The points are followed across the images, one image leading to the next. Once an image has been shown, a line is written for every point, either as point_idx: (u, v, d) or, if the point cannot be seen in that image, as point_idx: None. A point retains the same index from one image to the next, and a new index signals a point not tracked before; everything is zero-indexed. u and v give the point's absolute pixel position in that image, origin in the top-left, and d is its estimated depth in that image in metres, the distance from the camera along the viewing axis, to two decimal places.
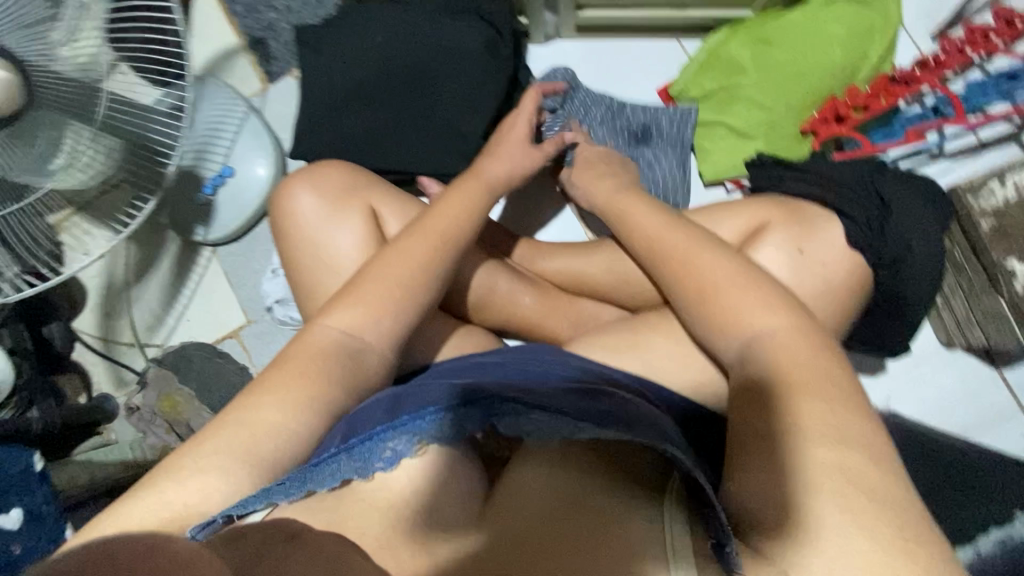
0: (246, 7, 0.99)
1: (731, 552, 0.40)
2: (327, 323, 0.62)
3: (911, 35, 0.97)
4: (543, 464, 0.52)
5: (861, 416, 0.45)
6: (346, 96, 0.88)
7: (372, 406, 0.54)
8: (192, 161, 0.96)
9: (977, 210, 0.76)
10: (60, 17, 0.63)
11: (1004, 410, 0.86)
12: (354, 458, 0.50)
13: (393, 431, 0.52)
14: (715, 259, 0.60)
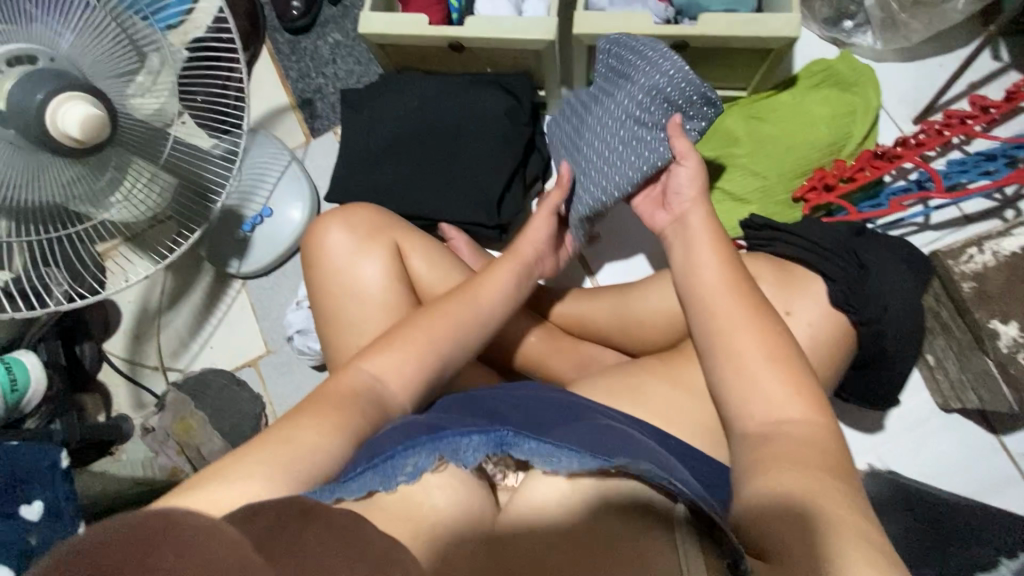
0: (299, 74, 1.14)
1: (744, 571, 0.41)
2: (362, 366, 0.61)
3: (892, 117, 0.96)
4: (564, 506, 0.49)
5: (834, 492, 0.46)
6: (372, 148, 0.94)
7: (389, 435, 0.52)
8: (236, 201, 1.04)
9: (958, 272, 0.73)
10: (141, 72, 0.72)
11: (1004, 478, 0.79)
12: (379, 471, 0.47)
13: (418, 447, 0.48)
14: (744, 335, 0.57)
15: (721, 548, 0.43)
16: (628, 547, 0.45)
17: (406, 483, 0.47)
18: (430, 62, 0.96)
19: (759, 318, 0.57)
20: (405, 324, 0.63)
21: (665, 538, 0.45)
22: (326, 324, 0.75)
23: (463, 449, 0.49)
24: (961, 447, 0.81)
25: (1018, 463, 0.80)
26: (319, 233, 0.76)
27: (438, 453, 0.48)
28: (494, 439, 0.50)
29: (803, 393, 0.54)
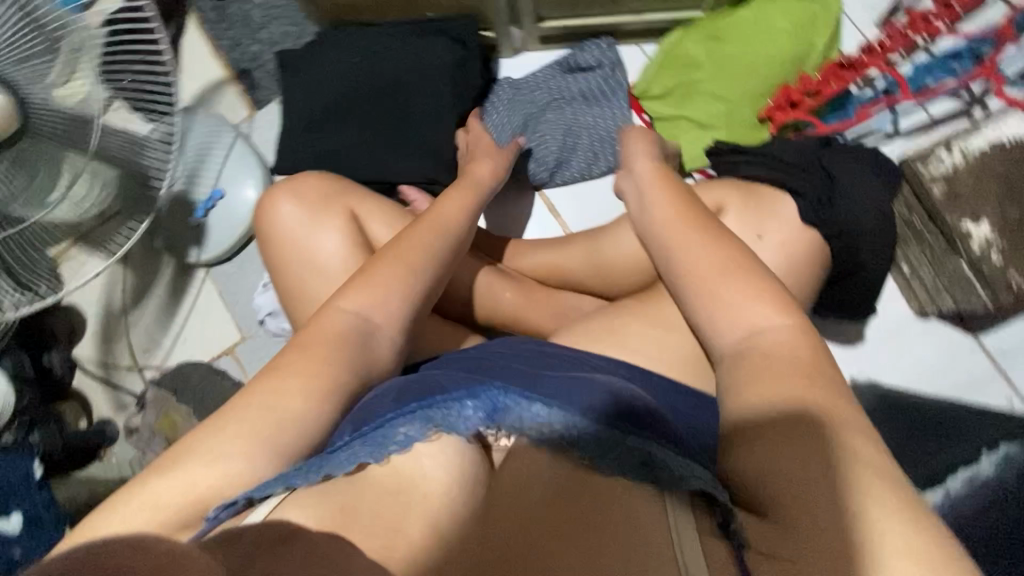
0: (232, 42, 1.05)
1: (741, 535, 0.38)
2: (339, 308, 0.58)
3: (854, 21, 0.91)
4: (552, 467, 0.43)
5: (817, 405, 0.45)
6: (317, 114, 0.89)
7: (377, 404, 0.49)
8: (185, 185, 0.99)
9: (928, 176, 0.72)
10: (56, 56, 0.65)
11: (983, 374, 0.81)
12: (366, 444, 0.44)
13: (407, 416, 0.45)
14: (699, 256, 0.56)
15: (711, 507, 0.40)
16: (616, 501, 0.41)
17: (397, 455, 0.44)
18: (365, 12, 0.90)
19: (721, 244, 0.56)
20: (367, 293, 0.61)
21: (653, 498, 0.41)
22: (293, 303, 0.73)
23: (456, 418, 0.45)
24: (937, 351, 0.82)
25: (996, 359, 0.81)
26: (270, 207, 0.73)
27: (431, 423, 0.44)
28: (489, 406, 0.45)
29: (781, 310, 0.52)
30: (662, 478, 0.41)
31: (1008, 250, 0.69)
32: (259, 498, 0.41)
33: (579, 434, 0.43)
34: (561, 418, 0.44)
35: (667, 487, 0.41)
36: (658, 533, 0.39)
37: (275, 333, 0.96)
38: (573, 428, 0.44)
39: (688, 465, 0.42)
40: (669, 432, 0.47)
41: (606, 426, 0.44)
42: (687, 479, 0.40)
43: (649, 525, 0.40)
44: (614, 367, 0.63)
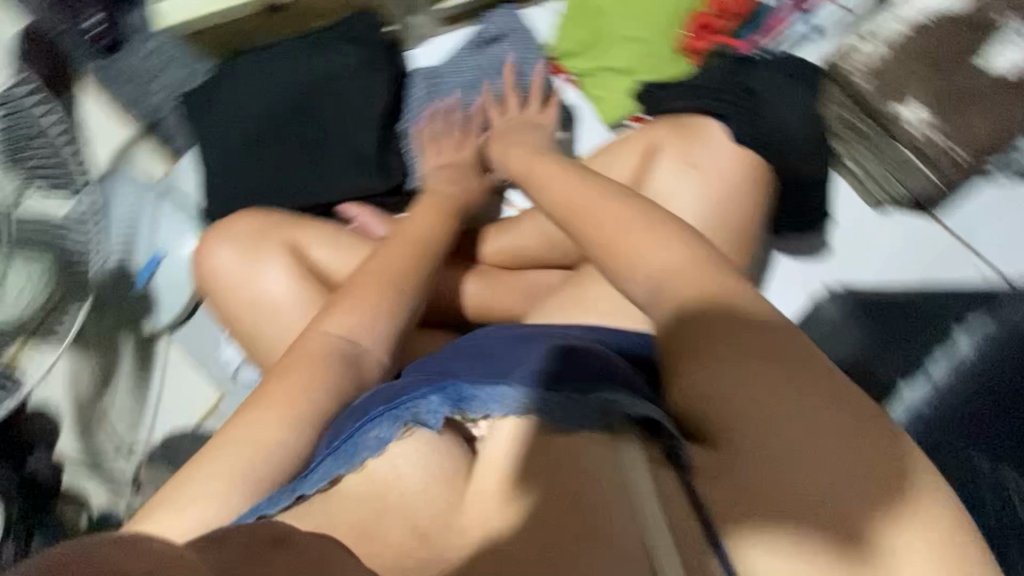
0: (128, 95, 1.00)
1: (683, 453, 0.40)
2: (311, 338, 0.57)
3: None
4: (518, 435, 0.44)
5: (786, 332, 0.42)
6: (234, 150, 0.85)
7: (350, 417, 0.50)
8: (121, 256, 0.96)
9: (852, 70, 0.74)
10: None
11: (952, 253, 0.80)
12: (339, 457, 0.46)
13: (373, 421, 0.47)
14: (615, 204, 0.52)
15: (656, 435, 0.42)
16: (581, 454, 0.41)
17: (373, 458, 0.45)
18: (255, 37, 0.86)
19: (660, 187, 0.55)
20: (319, 322, 0.58)
21: (604, 440, 0.42)
22: (254, 349, 0.70)
23: (423, 411, 0.46)
24: (902, 241, 0.82)
25: (961, 237, 0.80)
26: (205, 257, 0.71)
27: (400, 420, 0.46)
28: (451, 396, 0.47)
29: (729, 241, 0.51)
30: (616, 419, 0.42)
31: (945, 124, 0.71)
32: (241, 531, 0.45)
33: (537, 401, 0.45)
34: (513, 390, 0.46)
35: (616, 426, 0.42)
36: (609, 472, 0.40)
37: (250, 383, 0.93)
38: (524, 391, 0.45)
39: (635, 400, 0.43)
40: (619, 372, 0.47)
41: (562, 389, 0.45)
42: (633, 411, 0.42)
43: (606, 468, 0.40)
44: (581, 332, 0.62)
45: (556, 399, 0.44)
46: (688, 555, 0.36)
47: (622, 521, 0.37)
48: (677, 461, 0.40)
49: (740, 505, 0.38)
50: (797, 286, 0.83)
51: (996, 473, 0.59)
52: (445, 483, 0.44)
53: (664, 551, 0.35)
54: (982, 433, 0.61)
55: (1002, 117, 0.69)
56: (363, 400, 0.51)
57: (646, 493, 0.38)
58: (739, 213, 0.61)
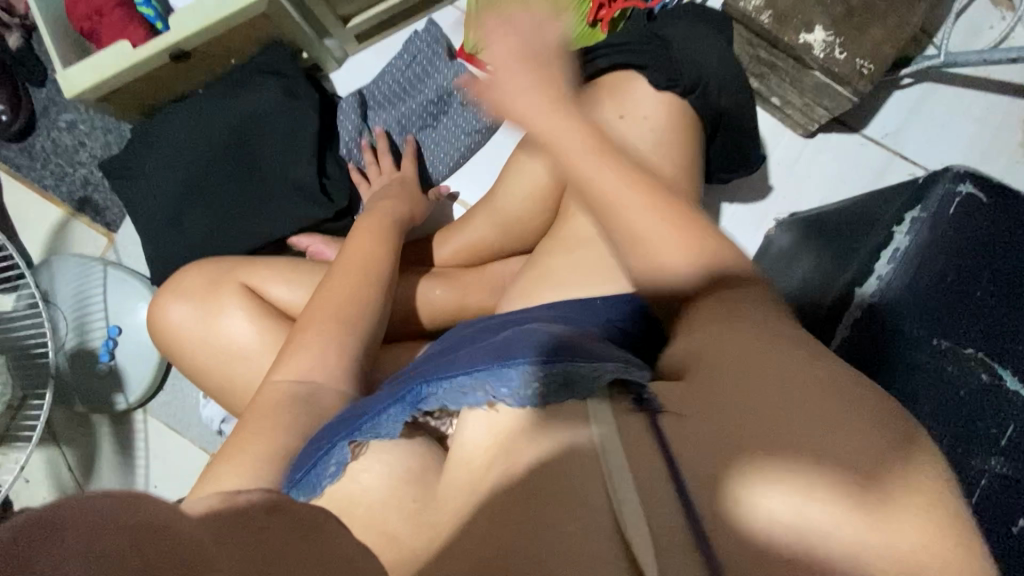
0: (55, 176, 0.99)
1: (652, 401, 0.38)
2: (278, 375, 0.58)
3: None
4: (483, 423, 0.42)
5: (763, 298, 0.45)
6: (170, 206, 0.83)
7: (310, 445, 0.49)
8: (77, 338, 0.93)
9: (752, 8, 0.74)
10: None
11: (881, 162, 0.86)
12: (306, 481, 0.45)
13: (338, 441, 0.46)
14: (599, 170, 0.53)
15: (627, 390, 0.39)
16: (558, 430, 0.38)
17: (331, 485, 0.45)
18: (172, 86, 0.83)
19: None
20: (274, 370, 0.59)
21: (573, 406, 0.38)
22: (230, 399, 0.69)
23: (378, 425, 0.46)
24: (835, 160, 0.86)
25: (886, 145, 0.86)
26: (161, 315, 0.69)
27: (350, 438, 0.46)
28: (405, 399, 0.45)
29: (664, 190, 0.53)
30: (579, 387, 0.39)
31: (848, 43, 0.72)
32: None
33: (489, 384, 0.41)
34: (467, 375, 0.42)
35: (579, 392, 0.38)
36: (579, 437, 0.37)
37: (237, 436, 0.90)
38: (488, 378, 0.41)
39: (595, 363, 0.40)
40: (584, 342, 0.44)
41: (510, 361, 0.41)
42: (599, 377, 0.39)
43: (574, 434, 0.37)
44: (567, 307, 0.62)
45: (506, 375, 0.41)
46: (653, 499, 0.32)
47: (583, 486, 0.34)
48: (650, 407, 0.38)
49: (716, 462, 0.34)
50: (746, 224, 0.86)
51: (960, 358, 0.52)
52: (411, 487, 0.44)
53: (626, 500, 0.32)
54: (928, 315, 0.54)
55: (899, 25, 0.72)
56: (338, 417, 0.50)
57: (612, 443, 0.35)
58: (674, 162, 0.63)
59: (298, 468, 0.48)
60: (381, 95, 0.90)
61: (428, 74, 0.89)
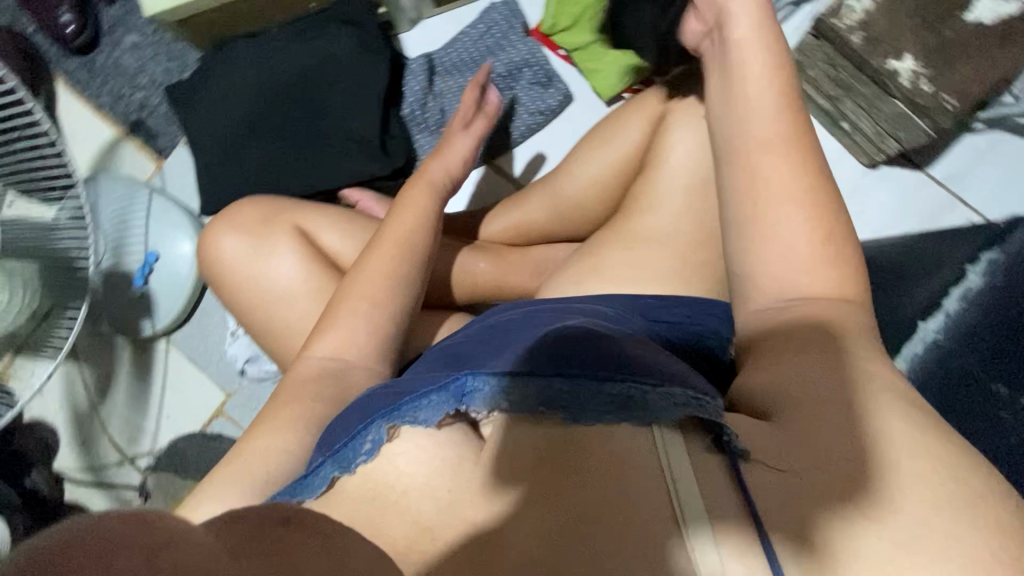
0: (113, 95, 0.99)
1: (731, 439, 0.38)
2: (326, 331, 0.59)
3: None
4: (533, 432, 0.42)
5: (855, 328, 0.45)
6: (228, 141, 0.83)
7: (342, 423, 0.48)
8: (114, 259, 0.93)
9: (845, 27, 0.75)
10: None
11: (943, 202, 0.83)
12: (338, 459, 0.44)
13: (371, 422, 0.45)
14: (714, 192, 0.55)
15: (701, 425, 0.39)
16: (619, 445, 0.39)
17: (365, 464, 0.43)
18: (248, 21, 0.83)
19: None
20: (325, 321, 0.59)
21: (638, 431, 0.39)
22: (267, 340, 0.69)
23: (418, 411, 0.44)
24: (893, 194, 0.84)
25: (948, 186, 0.83)
26: (211, 247, 0.69)
27: (389, 419, 0.44)
28: (453, 394, 0.44)
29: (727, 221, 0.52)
30: (649, 416, 0.39)
31: (937, 76, 0.72)
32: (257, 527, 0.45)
33: (553, 395, 0.41)
34: (530, 381, 0.42)
35: (648, 419, 0.39)
36: (649, 465, 0.38)
37: (260, 378, 0.91)
38: (548, 390, 0.41)
39: (667, 389, 0.40)
40: (654, 361, 0.44)
41: (578, 380, 0.41)
42: (671, 411, 0.39)
43: (641, 459, 0.39)
44: (613, 305, 0.62)
45: (572, 390, 0.41)
46: (733, 536, 0.34)
47: (650, 515, 0.36)
48: (728, 450, 0.38)
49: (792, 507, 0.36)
50: None
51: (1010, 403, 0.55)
52: (446, 481, 0.41)
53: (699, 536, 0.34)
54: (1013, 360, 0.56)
55: (989, 67, 0.71)
56: (369, 396, 0.49)
57: (683, 474, 0.37)
58: None
59: (328, 445, 0.47)
60: (451, 61, 0.89)
61: (500, 48, 0.89)
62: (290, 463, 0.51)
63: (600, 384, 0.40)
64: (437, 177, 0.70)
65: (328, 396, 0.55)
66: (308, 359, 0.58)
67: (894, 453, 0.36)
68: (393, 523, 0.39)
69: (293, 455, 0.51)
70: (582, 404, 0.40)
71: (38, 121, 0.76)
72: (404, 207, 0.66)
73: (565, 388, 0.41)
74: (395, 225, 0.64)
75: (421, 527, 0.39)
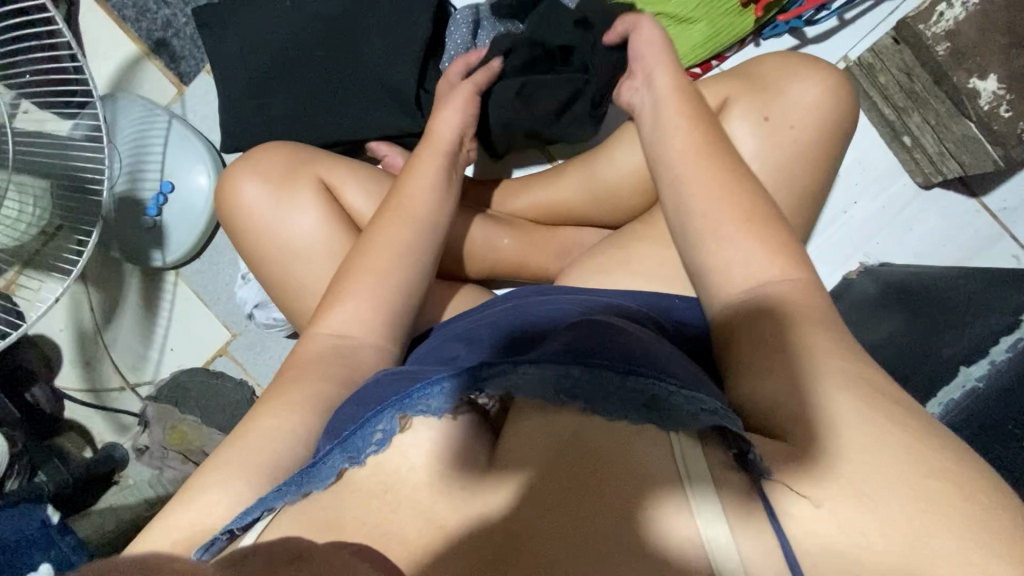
0: (138, 9, 0.93)
1: (755, 459, 0.36)
2: (344, 295, 0.57)
3: None
4: (547, 428, 0.42)
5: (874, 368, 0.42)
6: (255, 76, 0.79)
7: (352, 412, 0.46)
8: (129, 184, 0.90)
9: (931, 36, 0.72)
10: None
11: (990, 234, 0.79)
12: (347, 447, 0.42)
13: (381, 411, 0.43)
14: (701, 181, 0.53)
15: (722, 436, 0.37)
16: (637, 457, 0.38)
17: (376, 453, 0.42)
18: None
19: (720, 156, 0.53)
20: (343, 284, 0.58)
21: (657, 435, 0.39)
22: (280, 293, 0.67)
23: (429, 400, 0.42)
24: (939, 219, 0.80)
25: (999, 218, 0.79)
26: (230, 191, 0.66)
27: (402, 409, 0.42)
28: (462, 377, 0.42)
29: (773, 237, 0.49)
30: (671, 420, 0.38)
31: (1017, 102, 0.69)
32: (243, 528, 0.42)
33: (571, 388, 0.40)
34: (547, 372, 0.41)
35: (670, 424, 0.38)
36: (666, 471, 0.37)
37: (267, 324, 0.90)
38: (564, 380, 0.41)
39: (692, 394, 0.39)
40: (674, 364, 0.43)
41: (599, 370, 0.40)
42: (696, 417, 0.37)
43: (657, 464, 0.38)
44: (636, 305, 0.59)
45: (594, 381, 0.40)
46: (757, 545, 0.33)
47: (667, 519, 0.35)
48: (754, 467, 0.36)
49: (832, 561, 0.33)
50: (829, 259, 0.82)
51: None
52: (462, 475, 0.41)
53: (715, 530, 0.34)
54: None
55: None
56: (379, 384, 0.48)
57: (707, 494, 0.35)
58: (796, 177, 0.61)
59: (334, 435, 0.45)
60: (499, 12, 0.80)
61: None
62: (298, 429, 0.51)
63: (619, 380, 0.40)
64: (446, 137, 0.67)
65: (342, 364, 0.54)
66: (324, 324, 0.57)
67: (957, 523, 0.33)
68: (407, 520, 0.38)
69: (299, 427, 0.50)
70: (599, 403, 0.40)
71: (59, 34, 0.73)
72: (422, 171, 0.64)
73: (583, 383, 0.40)
74: (412, 192, 0.62)
75: (435, 525, 0.38)
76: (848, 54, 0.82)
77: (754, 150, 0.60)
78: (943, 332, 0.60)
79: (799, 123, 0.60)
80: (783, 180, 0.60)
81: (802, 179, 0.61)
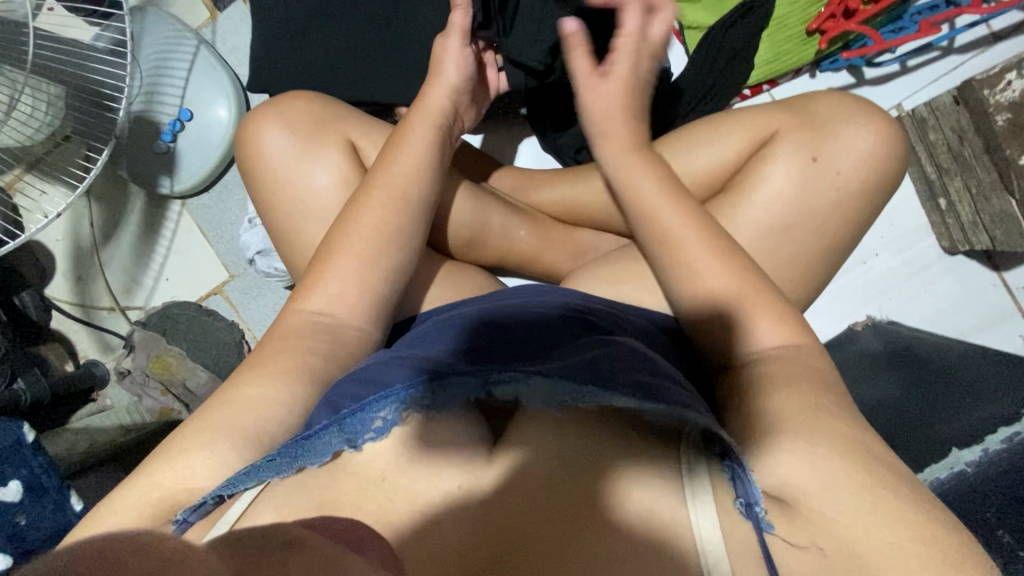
0: None
1: (759, 511, 0.36)
2: (353, 267, 0.56)
3: None
4: (551, 439, 0.42)
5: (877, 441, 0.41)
6: (295, 17, 0.76)
7: (358, 383, 0.45)
8: (146, 104, 0.87)
9: (993, 103, 0.72)
10: None
11: (1003, 312, 0.78)
12: (346, 428, 0.41)
13: (384, 400, 0.42)
14: None
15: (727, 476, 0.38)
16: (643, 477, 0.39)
17: (375, 440, 0.41)
18: None
19: None
20: (352, 256, 0.56)
21: (663, 462, 0.39)
22: (290, 248, 0.66)
23: (436, 396, 0.42)
24: (958, 287, 0.79)
25: (1016, 297, 0.78)
26: (253, 136, 0.64)
27: (406, 402, 0.42)
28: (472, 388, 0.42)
29: None
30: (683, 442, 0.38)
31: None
32: (231, 494, 0.40)
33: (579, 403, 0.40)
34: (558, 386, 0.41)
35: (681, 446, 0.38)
36: (668, 496, 0.37)
37: (266, 272, 0.88)
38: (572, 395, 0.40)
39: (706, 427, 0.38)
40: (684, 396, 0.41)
41: (611, 392, 0.40)
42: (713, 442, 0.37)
43: (654, 486, 0.38)
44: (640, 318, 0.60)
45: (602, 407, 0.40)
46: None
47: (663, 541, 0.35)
48: (752, 517, 0.36)
49: None
50: (839, 307, 0.80)
51: None
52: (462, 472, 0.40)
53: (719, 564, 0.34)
54: None
55: None
56: (393, 360, 0.46)
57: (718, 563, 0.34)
58: (832, 224, 0.59)
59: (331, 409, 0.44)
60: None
61: None
62: (288, 392, 0.49)
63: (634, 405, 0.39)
64: (439, 105, 0.64)
65: (326, 342, 0.53)
66: (331, 288, 0.55)
67: None
68: (401, 511, 0.38)
69: (284, 402, 0.49)
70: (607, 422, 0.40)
71: None
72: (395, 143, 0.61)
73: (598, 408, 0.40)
74: (404, 160, 0.60)
75: (432, 521, 0.38)
76: (903, 102, 0.80)
77: (792, 189, 0.59)
78: (942, 409, 0.59)
79: (846, 170, 0.58)
80: (816, 224, 0.59)
81: (835, 229, 0.60)
